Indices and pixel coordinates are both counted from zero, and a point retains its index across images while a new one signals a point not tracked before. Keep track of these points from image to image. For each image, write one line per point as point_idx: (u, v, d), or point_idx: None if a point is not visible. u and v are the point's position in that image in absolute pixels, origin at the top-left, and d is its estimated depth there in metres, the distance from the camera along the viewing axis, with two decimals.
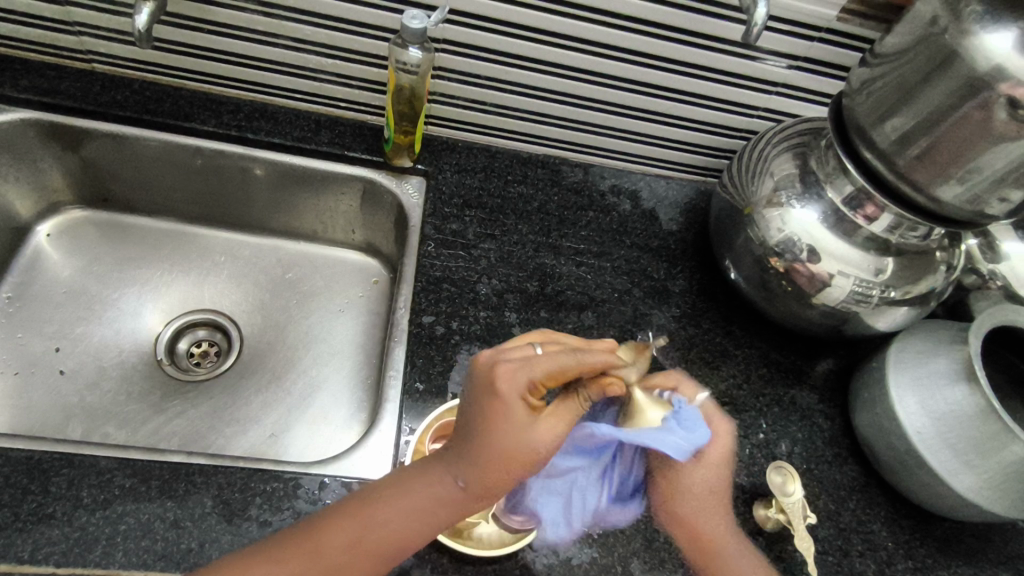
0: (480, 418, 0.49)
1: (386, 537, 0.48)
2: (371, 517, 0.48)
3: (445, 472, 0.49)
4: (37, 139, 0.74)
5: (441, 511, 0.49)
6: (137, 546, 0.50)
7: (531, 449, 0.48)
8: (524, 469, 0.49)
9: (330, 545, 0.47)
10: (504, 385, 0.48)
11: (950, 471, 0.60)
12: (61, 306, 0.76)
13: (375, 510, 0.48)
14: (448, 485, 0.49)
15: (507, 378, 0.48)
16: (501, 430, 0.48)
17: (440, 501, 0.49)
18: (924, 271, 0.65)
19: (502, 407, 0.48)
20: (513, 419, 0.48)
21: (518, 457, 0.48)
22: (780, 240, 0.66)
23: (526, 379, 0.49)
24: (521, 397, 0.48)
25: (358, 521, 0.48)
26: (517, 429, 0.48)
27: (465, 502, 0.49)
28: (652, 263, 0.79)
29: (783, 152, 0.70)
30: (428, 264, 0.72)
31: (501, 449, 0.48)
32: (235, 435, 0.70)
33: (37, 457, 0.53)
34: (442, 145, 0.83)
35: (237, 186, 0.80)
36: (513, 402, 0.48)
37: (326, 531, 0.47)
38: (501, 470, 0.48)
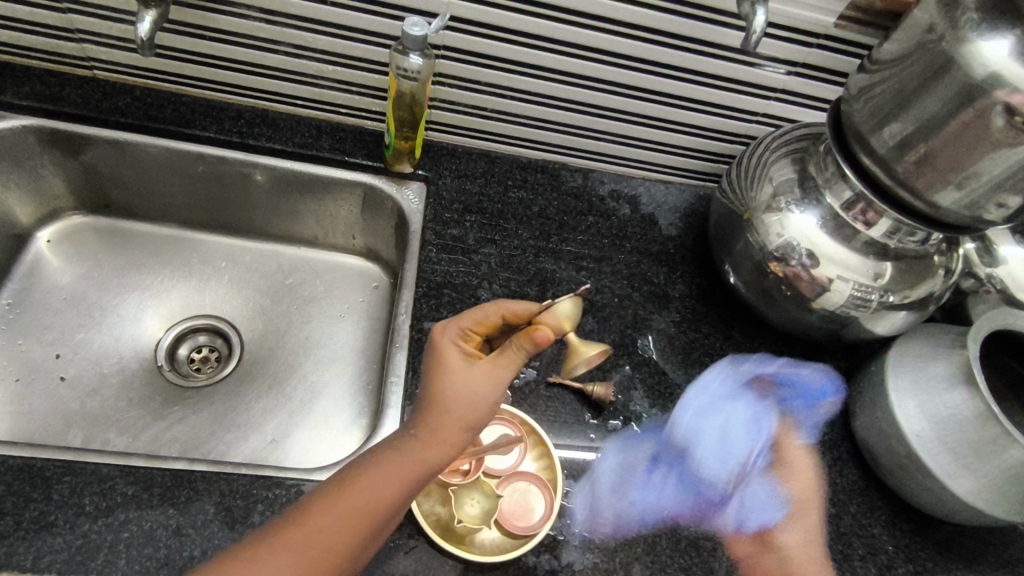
0: (429, 374, 0.53)
1: (362, 505, 0.48)
2: (346, 488, 0.48)
3: (407, 431, 0.51)
4: (38, 146, 0.74)
5: (410, 467, 0.49)
6: (139, 554, 0.50)
7: (477, 389, 0.52)
8: (476, 412, 0.52)
9: (313, 528, 0.46)
10: (441, 336, 0.54)
11: (950, 475, 0.61)
12: (61, 312, 0.76)
13: (349, 482, 0.49)
14: (411, 441, 0.50)
15: (443, 333, 0.54)
16: (446, 375, 0.52)
17: (408, 458, 0.50)
18: (923, 276, 0.66)
19: (442, 357, 0.53)
20: (455, 363, 0.52)
21: (468, 398, 0.51)
22: (779, 245, 0.66)
23: (456, 330, 0.55)
24: (454, 343, 0.54)
25: (336, 497, 0.48)
26: (460, 371, 0.52)
27: (427, 452, 0.50)
28: (652, 267, 0.79)
29: (782, 157, 0.70)
30: (429, 270, 0.73)
31: (451, 393, 0.51)
32: (236, 441, 0.70)
33: (39, 465, 0.53)
34: (442, 151, 0.83)
35: (238, 191, 0.80)
36: (450, 350, 0.53)
37: (310, 516, 0.47)
38: (456, 412, 0.51)
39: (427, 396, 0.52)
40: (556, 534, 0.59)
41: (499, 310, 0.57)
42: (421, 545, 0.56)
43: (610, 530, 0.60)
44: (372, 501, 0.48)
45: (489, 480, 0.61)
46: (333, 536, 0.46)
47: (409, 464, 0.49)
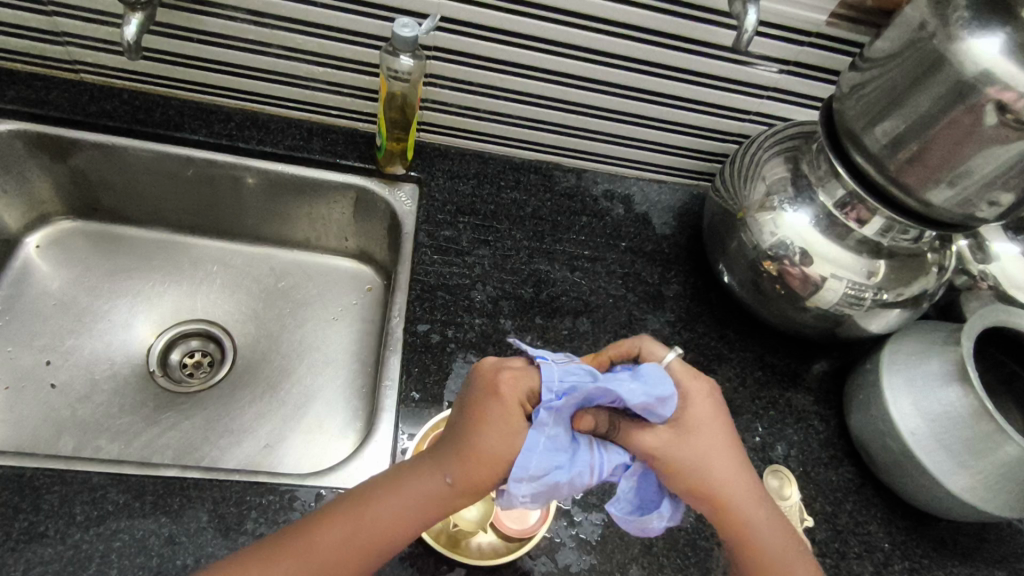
0: (467, 419, 0.48)
1: (370, 532, 0.47)
2: (361, 512, 0.47)
3: (433, 467, 0.48)
4: (25, 151, 0.73)
5: (429, 506, 0.48)
6: (131, 563, 0.50)
7: (520, 449, 0.47)
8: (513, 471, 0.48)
9: (322, 545, 0.46)
10: (498, 385, 0.48)
11: (945, 473, 0.61)
12: (50, 318, 0.75)
13: (364, 504, 0.48)
14: (433, 478, 0.48)
15: (502, 383, 0.48)
16: (493, 426, 0.47)
17: (428, 494, 0.48)
18: (916, 274, 0.66)
19: (493, 409, 0.48)
20: (505, 418, 0.47)
21: (508, 458, 0.47)
22: (773, 244, 0.66)
23: (514, 380, 0.49)
24: (513, 394, 0.48)
25: (349, 517, 0.47)
26: (509, 429, 0.47)
27: (450, 496, 0.48)
28: (646, 267, 0.79)
29: (774, 156, 0.70)
30: (422, 271, 0.72)
31: (490, 447, 0.47)
32: (230, 446, 0.70)
33: (28, 474, 0.52)
34: (435, 152, 0.82)
35: (229, 195, 0.80)
36: (510, 405, 0.48)
37: (322, 530, 0.47)
38: (497, 473, 0.47)
39: (465, 445, 0.47)
40: (551, 536, 0.59)
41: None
42: (417, 549, 0.56)
43: (607, 532, 0.60)
44: (384, 530, 0.47)
45: None
46: (342, 556, 0.46)
47: (427, 502, 0.48)
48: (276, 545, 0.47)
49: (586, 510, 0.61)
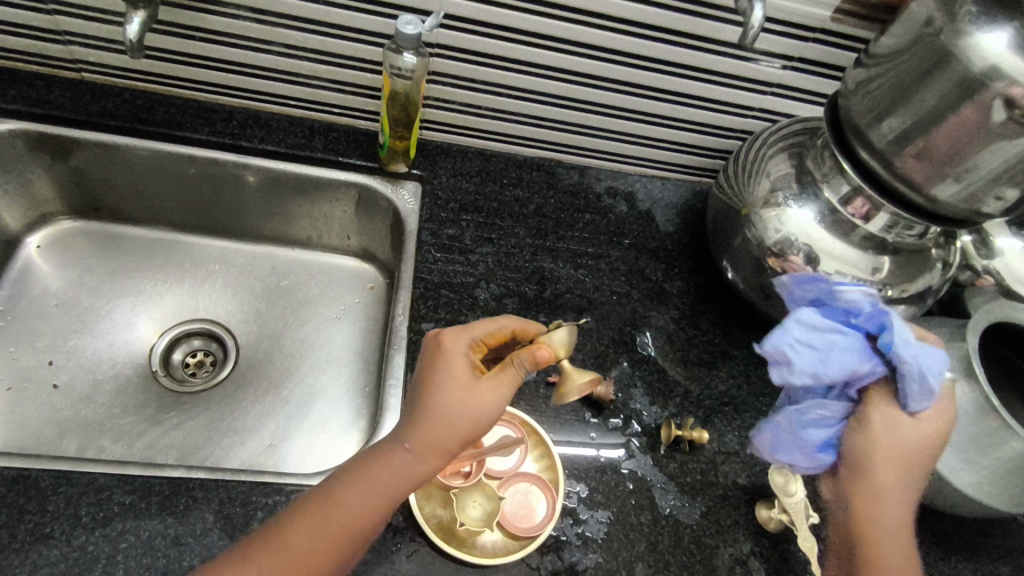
0: (420, 380, 0.53)
1: (345, 517, 0.47)
2: (333, 498, 0.48)
3: (392, 445, 0.50)
4: (25, 151, 0.73)
5: (394, 482, 0.49)
6: (137, 564, 0.49)
7: (473, 402, 0.51)
8: (468, 429, 0.51)
9: (299, 537, 0.47)
10: (444, 347, 0.54)
11: (951, 468, 0.61)
12: (52, 319, 0.75)
13: (334, 491, 0.48)
14: (394, 451, 0.50)
15: (447, 343, 0.54)
16: (447, 384, 0.51)
17: (392, 469, 0.49)
18: (920, 270, 0.66)
19: (443, 369, 0.53)
20: (456, 374, 0.52)
21: (463, 415, 0.51)
22: (777, 240, 0.66)
23: (459, 339, 0.54)
24: (459, 352, 0.53)
25: (321, 509, 0.48)
26: (461, 387, 0.51)
27: (412, 463, 0.49)
28: (650, 264, 0.79)
29: (778, 152, 0.70)
30: (426, 270, 0.72)
31: (445, 407, 0.51)
32: (232, 446, 0.69)
33: (33, 475, 0.52)
34: (437, 150, 0.82)
35: (230, 193, 0.79)
36: (457, 363, 0.53)
37: (297, 524, 0.47)
38: (455, 432, 0.50)
39: (419, 409, 0.51)
40: (558, 534, 0.58)
41: (511, 325, 0.58)
42: (423, 547, 0.56)
43: (612, 529, 0.60)
44: (356, 515, 0.48)
45: (491, 482, 0.60)
46: (321, 544, 0.47)
47: (392, 478, 0.49)
48: (253, 546, 0.47)
49: (592, 508, 0.61)
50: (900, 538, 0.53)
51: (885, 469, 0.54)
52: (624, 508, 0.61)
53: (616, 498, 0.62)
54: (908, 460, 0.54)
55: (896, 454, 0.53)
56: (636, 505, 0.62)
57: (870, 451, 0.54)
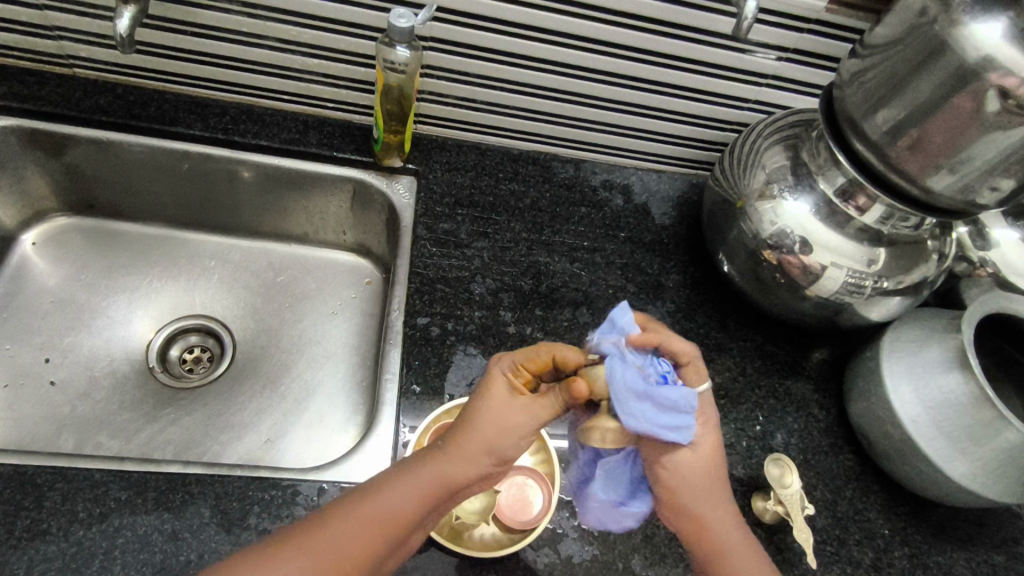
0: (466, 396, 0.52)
1: (379, 517, 0.46)
2: (370, 497, 0.47)
3: (433, 452, 0.50)
4: (19, 147, 0.73)
5: (431, 487, 0.48)
6: (135, 559, 0.50)
7: (517, 420, 0.50)
8: (509, 443, 0.50)
9: (332, 533, 0.45)
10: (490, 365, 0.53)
11: (946, 459, 0.61)
12: (49, 315, 0.75)
13: (370, 492, 0.47)
14: (433, 457, 0.49)
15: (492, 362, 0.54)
16: (491, 398, 0.51)
17: (430, 473, 0.48)
18: (916, 261, 0.66)
19: (486, 385, 0.52)
20: (500, 389, 0.51)
21: (503, 427, 0.50)
22: (772, 233, 0.66)
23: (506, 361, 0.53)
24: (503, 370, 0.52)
25: (357, 507, 0.46)
26: (503, 399, 0.51)
27: (450, 470, 0.48)
28: (646, 257, 0.79)
29: (774, 144, 0.70)
30: (421, 264, 0.72)
31: (485, 418, 0.50)
32: (230, 442, 0.70)
33: (29, 472, 0.52)
34: (432, 144, 0.82)
35: (225, 189, 0.79)
36: (499, 380, 0.52)
37: (330, 520, 0.45)
38: (494, 445, 0.49)
39: (462, 422, 0.51)
40: (554, 527, 0.59)
41: (551, 351, 0.54)
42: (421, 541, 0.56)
43: None
44: (393, 516, 0.46)
45: None
46: (355, 542, 0.45)
47: (427, 483, 0.48)
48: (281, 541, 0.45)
49: None
50: (742, 547, 0.52)
51: (693, 490, 0.52)
52: None
53: None
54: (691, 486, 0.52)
55: (681, 479, 0.52)
56: None
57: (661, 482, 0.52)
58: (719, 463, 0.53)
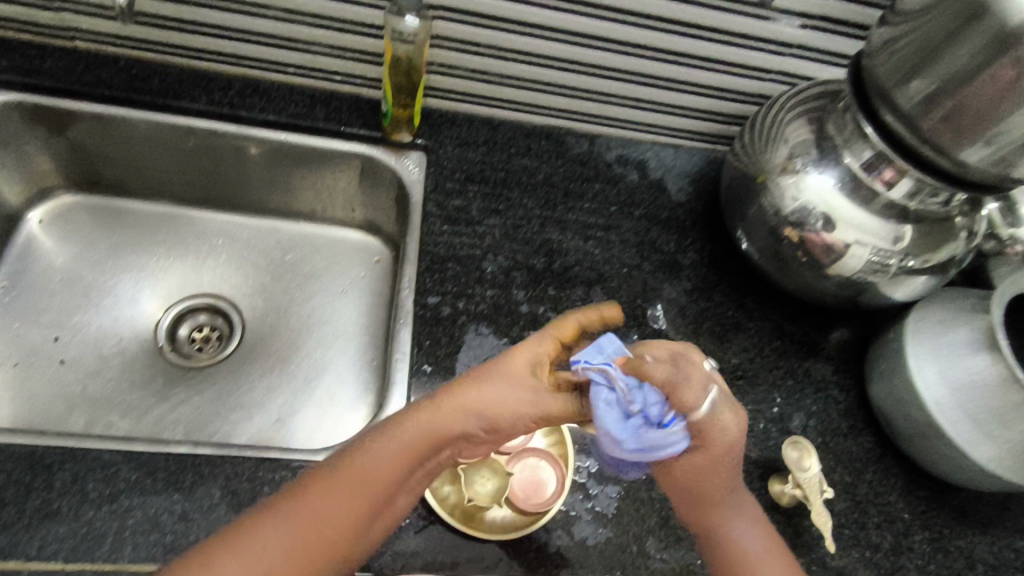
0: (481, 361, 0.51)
1: (366, 474, 0.45)
2: (358, 453, 0.46)
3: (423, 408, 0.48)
4: (21, 123, 0.71)
5: (417, 443, 0.47)
6: (145, 540, 0.49)
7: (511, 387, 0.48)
8: (497, 407, 0.47)
9: (320, 490, 0.44)
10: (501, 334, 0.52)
11: (970, 442, 0.59)
12: (56, 294, 0.74)
13: (359, 443, 0.46)
14: (422, 410, 0.48)
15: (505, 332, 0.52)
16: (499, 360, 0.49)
17: (418, 428, 0.47)
18: (944, 239, 0.63)
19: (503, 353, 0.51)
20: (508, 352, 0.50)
21: (499, 392, 0.48)
22: (794, 209, 0.64)
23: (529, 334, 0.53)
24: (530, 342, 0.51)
25: (346, 464, 0.45)
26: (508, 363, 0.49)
27: (437, 428, 0.47)
28: (661, 235, 0.77)
29: (798, 116, 0.67)
30: (432, 242, 0.70)
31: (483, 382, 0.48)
32: (240, 421, 0.69)
33: (39, 452, 0.51)
34: (441, 118, 0.80)
35: (231, 165, 0.77)
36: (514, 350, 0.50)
37: (319, 478, 0.45)
38: (482, 405, 0.47)
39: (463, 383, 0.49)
40: (567, 509, 0.58)
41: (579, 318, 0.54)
42: (434, 524, 0.55)
43: (622, 504, 0.59)
44: (379, 471, 0.45)
45: (499, 458, 0.59)
46: (342, 501, 0.44)
47: (415, 438, 0.47)
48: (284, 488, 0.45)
49: (601, 483, 0.60)
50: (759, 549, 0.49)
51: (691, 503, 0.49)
52: (634, 483, 0.60)
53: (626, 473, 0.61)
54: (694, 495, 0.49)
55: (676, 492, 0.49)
56: (646, 480, 0.61)
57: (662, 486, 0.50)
58: (729, 474, 0.47)
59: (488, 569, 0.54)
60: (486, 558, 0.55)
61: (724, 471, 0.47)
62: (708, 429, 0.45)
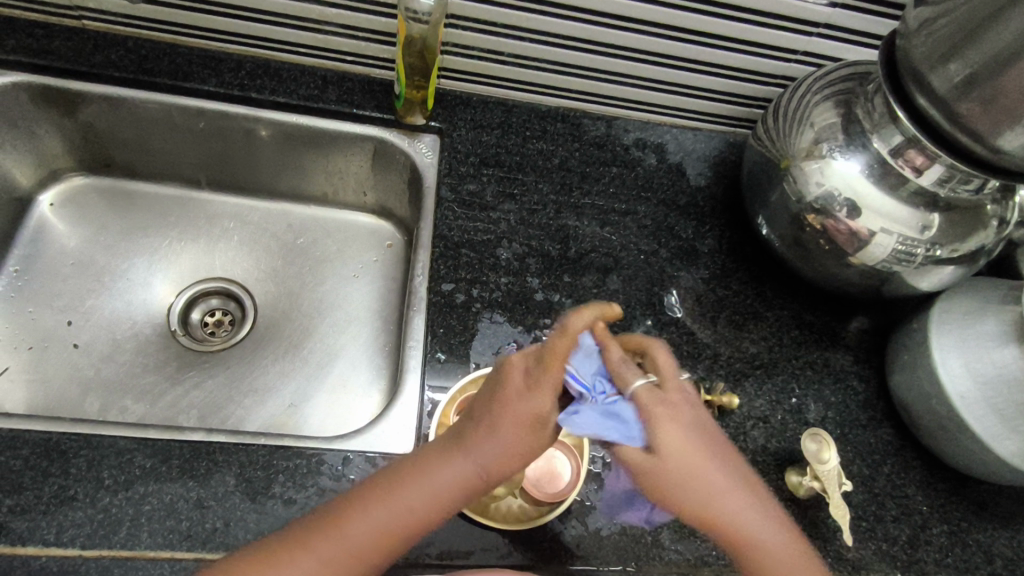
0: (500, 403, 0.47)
1: (396, 517, 0.45)
2: (390, 491, 0.46)
3: (451, 453, 0.47)
4: (31, 104, 0.70)
5: (447, 493, 0.46)
6: (161, 527, 0.49)
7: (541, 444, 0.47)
8: (530, 459, 0.48)
9: (353, 525, 0.45)
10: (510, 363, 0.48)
11: (995, 437, 0.58)
12: (70, 278, 0.74)
13: (392, 498, 0.46)
14: (456, 468, 0.46)
15: (514, 361, 0.48)
16: (516, 411, 0.46)
17: (452, 477, 0.46)
18: (974, 227, 0.61)
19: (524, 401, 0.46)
20: (528, 403, 0.46)
21: (532, 450, 0.47)
22: (819, 195, 0.62)
23: (531, 361, 0.48)
24: (546, 386, 0.47)
25: (380, 502, 0.46)
26: (530, 420, 0.46)
27: (473, 485, 0.46)
28: (679, 221, 0.75)
29: (825, 99, 0.65)
30: (446, 228, 0.69)
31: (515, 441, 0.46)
32: (253, 406, 0.69)
33: (55, 439, 0.51)
34: (455, 100, 0.78)
35: (242, 147, 0.76)
36: (538, 404, 0.46)
37: (354, 511, 0.45)
38: (517, 465, 0.47)
39: (491, 434, 0.46)
40: (582, 499, 0.57)
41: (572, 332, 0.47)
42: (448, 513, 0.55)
43: None
44: (418, 524, 0.46)
45: None
46: (373, 540, 0.45)
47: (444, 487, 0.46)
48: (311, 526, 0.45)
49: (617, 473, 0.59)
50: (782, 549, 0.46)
51: (715, 501, 0.46)
52: None
53: None
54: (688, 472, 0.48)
55: (684, 482, 0.46)
56: None
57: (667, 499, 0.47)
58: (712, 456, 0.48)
59: (501, 557, 0.54)
60: (500, 547, 0.54)
61: (709, 444, 0.48)
62: (666, 401, 0.48)
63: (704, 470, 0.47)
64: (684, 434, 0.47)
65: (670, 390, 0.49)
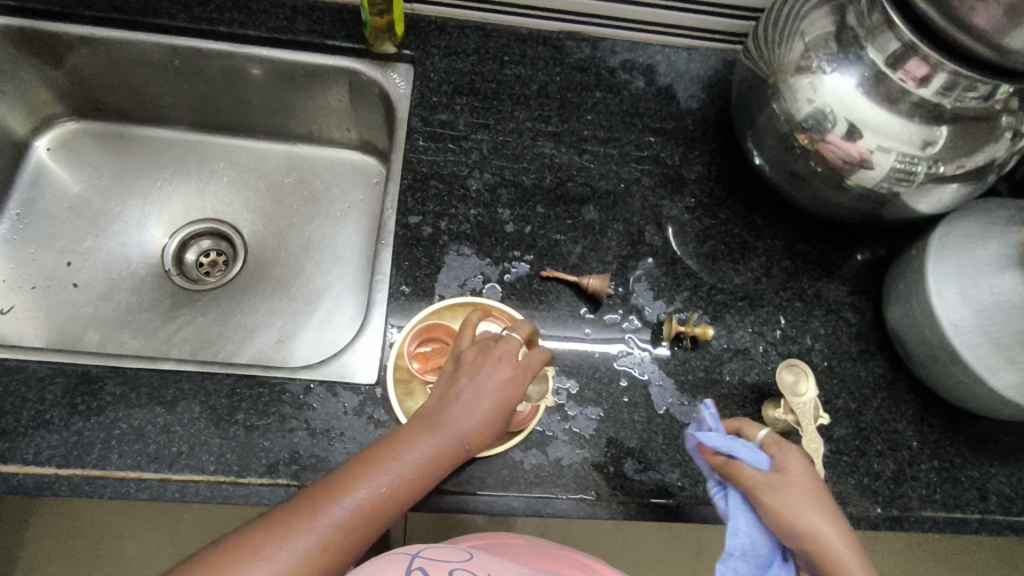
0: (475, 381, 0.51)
1: (397, 482, 0.47)
2: (388, 459, 0.47)
3: (433, 427, 0.49)
4: (11, 49, 0.71)
5: (436, 461, 0.49)
6: (130, 449, 0.51)
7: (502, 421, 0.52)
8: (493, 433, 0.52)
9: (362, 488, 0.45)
10: (495, 353, 0.53)
11: (989, 369, 0.54)
12: (67, 220, 0.77)
13: (395, 459, 0.47)
14: (445, 434, 0.49)
15: (498, 352, 0.53)
16: (497, 395, 0.51)
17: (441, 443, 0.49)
18: (982, 141, 0.55)
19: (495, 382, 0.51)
20: (507, 391, 0.51)
21: (495, 424, 0.51)
22: (808, 113, 0.57)
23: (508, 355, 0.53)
24: (518, 381, 0.52)
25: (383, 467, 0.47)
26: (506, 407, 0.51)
27: (456, 450, 0.50)
28: (666, 147, 0.71)
29: (818, 5, 0.59)
30: (415, 160, 0.67)
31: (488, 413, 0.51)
32: (242, 341, 0.72)
33: (33, 367, 0.54)
34: (430, 26, 0.75)
35: (220, 86, 0.76)
36: (508, 387, 0.52)
37: (359, 475, 0.46)
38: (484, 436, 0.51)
39: (470, 407, 0.50)
40: (543, 430, 0.57)
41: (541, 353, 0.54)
42: None
43: (601, 426, 0.58)
44: (414, 486, 0.48)
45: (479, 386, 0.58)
46: (377, 502, 0.46)
47: (434, 456, 0.49)
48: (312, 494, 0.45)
49: (582, 405, 0.59)
50: None
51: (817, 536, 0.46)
52: (616, 405, 0.59)
53: (608, 395, 0.59)
54: (818, 498, 0.47)
55: (790, 500, 0.47)
56: (628, 403, 0.59)
57: (788, 523, 0.46)
58: (825, 507, 0.47)
59: (459, 485, 0.55)
60: (458, 474, 0.55)
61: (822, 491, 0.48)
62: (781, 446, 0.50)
63: (811, 505, 0.47)
64: (789, 464, 0.48)
65: (787, 447, 0.50)
